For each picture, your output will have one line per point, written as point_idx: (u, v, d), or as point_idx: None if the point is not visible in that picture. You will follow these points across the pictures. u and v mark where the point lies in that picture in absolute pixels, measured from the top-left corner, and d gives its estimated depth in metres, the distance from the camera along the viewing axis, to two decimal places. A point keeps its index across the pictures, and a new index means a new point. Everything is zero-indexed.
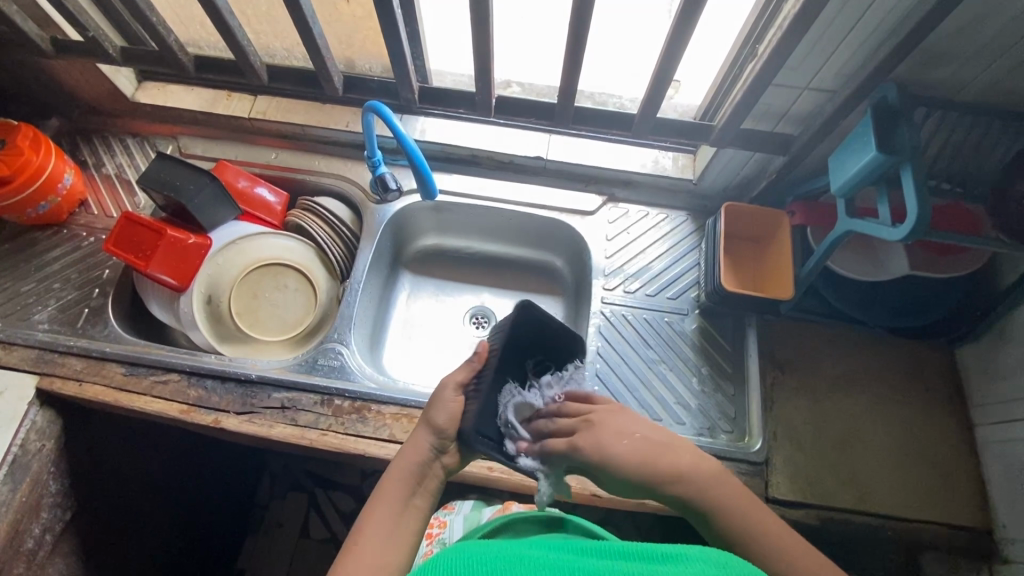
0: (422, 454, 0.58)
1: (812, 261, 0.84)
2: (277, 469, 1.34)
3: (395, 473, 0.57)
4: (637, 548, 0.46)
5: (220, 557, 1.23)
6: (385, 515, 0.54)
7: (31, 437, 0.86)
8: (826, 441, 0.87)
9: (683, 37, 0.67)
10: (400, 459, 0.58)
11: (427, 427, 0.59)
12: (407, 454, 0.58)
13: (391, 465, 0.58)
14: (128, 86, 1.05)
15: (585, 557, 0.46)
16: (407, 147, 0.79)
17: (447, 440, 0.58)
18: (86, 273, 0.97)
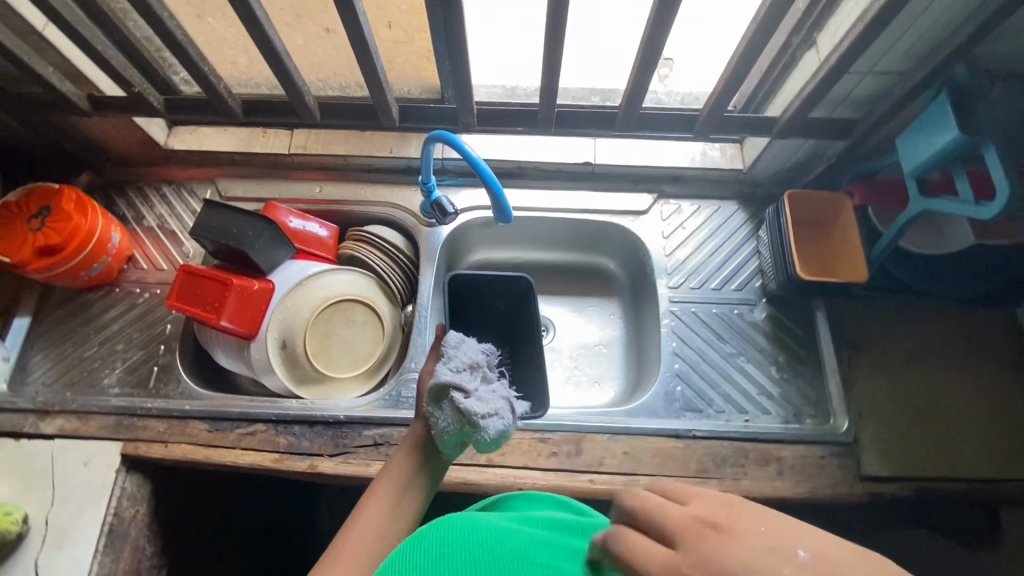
0: (411, 454, 0.61)
1: (884, 240, 0.86)
2: None
3: (388, 474, 0.60)
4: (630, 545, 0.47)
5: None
6: (383, 507, 0.57)
7: (124, 505, 0.84)
8: (909, 412, 0.89)
9: (763, 35, 0.68)
10: (393, 462, 0.61)
11: (419, 424, 0.62)
12: (400, 458, 0.61)
13: (381, 469, 0.60)
14: (160, 134, 1.03)
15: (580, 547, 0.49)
16: (482, 170, 0.80)
17: (439, 442, 0.59)
18: (149, 330, 0.96)
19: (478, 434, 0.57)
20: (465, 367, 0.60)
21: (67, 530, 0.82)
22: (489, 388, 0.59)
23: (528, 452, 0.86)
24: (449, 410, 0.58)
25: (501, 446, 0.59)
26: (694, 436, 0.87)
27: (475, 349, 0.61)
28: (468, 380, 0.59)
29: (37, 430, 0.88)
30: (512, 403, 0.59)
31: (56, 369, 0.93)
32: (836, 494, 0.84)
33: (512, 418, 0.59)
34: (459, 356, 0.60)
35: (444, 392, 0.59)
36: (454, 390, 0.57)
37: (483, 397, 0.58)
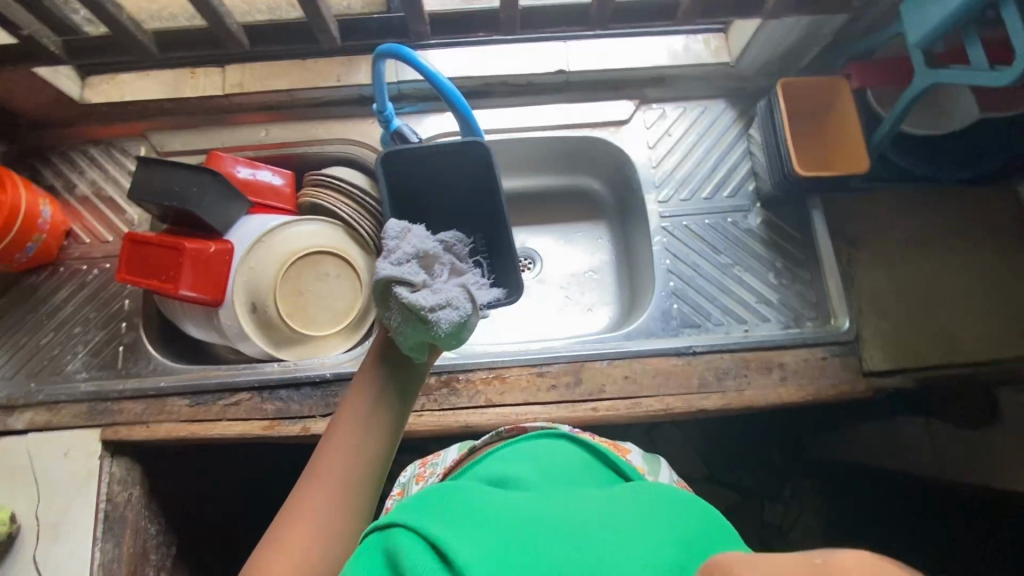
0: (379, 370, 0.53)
1: (885, 125, 0.80)
2: None
3: (355, 395, 0.53)
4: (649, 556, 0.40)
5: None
6: (357, 422, 0.52)
7: (115, 489, 0.81)
8: (909, 304, 0.87)
9: None
10: (358, 383, 0.53)
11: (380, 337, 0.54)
12: (365, 376, 0.53)
13: (348, 389, 0.54)
14: (73, 89, 0.90)
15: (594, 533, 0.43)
16: (443, 88, 0.72)
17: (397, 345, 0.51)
18: (105, 308, 0.89)
19: (431, 332, 0.48)
20: (410, 258, 0.49)
21: (60, 521, 0.79)
22: (445, 278, 0.50)
23: (528, 388, 0.83)
24: (398, 309, 0.49)
25: (465, 341, 0.51)
26: (695, 352, 0.84)
27: (424, 238, 0.50)
28: (419, 273, 0.49)
29: (6, 426, 0.83)
30: (472, 293, 0.50)
31: (12, 361, 0.87)
32: (839, 393, 0.83)
33: (471, 307, 0.49)
34: (405, 246, 0.49)
35: (388, 290, 0.49)
36: (397, 285, 0.48)
37: (438, 288, 0.49)
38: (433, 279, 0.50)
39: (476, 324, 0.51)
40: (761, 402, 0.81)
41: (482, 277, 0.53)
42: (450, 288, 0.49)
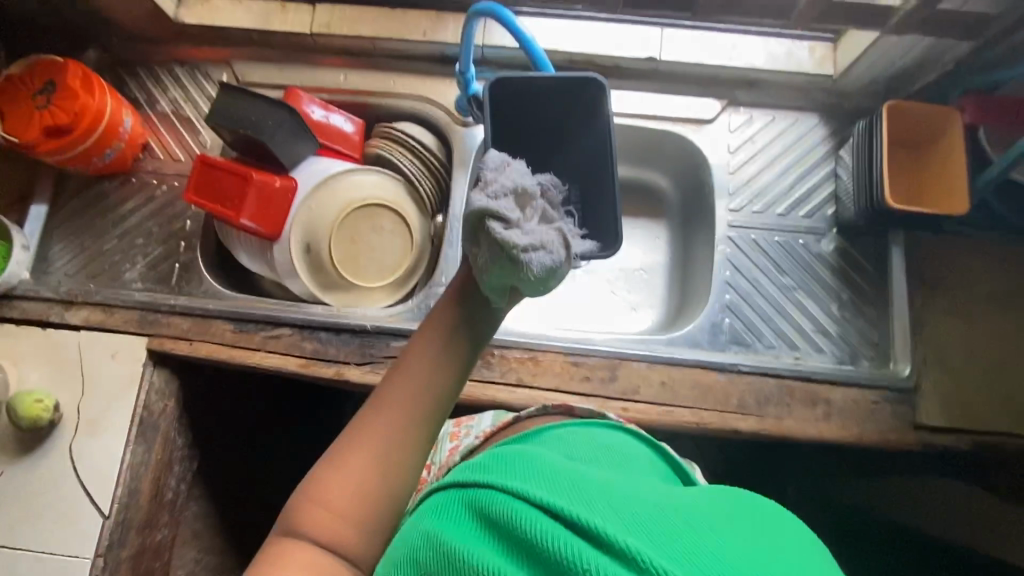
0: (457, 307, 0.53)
1: (993, 169, 0.74)
2: None
3: (428, 330, 0.53)
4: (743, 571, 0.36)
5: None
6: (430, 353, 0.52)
7: (153, 398, 0.84)
8: (980, 362, 0.81)
9: None
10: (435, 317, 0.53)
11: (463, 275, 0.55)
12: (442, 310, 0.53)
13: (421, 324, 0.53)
14: (171, 6, 0.93)
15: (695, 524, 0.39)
16: (535, 56, 0.71)
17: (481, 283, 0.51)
18: (168, 225, 0.91)
19: (519, 273, 0.48)
20: (507, 193, 0.49)
21: (99, 418, 0.82)
22: (536, 222, 0.50)
23: (561, 376, 0.82)
24: (487, 245, 0.49)
25: (550, 289, 0.51)
26: (739, 371, 0.81)
27: (521, 176, 0.50)
28: (514, 208, 0.49)
29: (62, 320, 0.86)
30: (567, 238, 0.50)
31: (76, 260, 0.90)
32: (885, 441, 0.78)
33: (564, 254, 0.50)
34: (503, 181, 0.50)
35: (481, 223, 0.49)
36: (492, 219, 0.48)
37: (530, 228, 0.49)
38: (525, 217, 0.49)
39: (564, 272, 0.51)
40: (800, 434, 0.78)
41: (572, 227, 0.53)
42: (543, 228, 0.49)
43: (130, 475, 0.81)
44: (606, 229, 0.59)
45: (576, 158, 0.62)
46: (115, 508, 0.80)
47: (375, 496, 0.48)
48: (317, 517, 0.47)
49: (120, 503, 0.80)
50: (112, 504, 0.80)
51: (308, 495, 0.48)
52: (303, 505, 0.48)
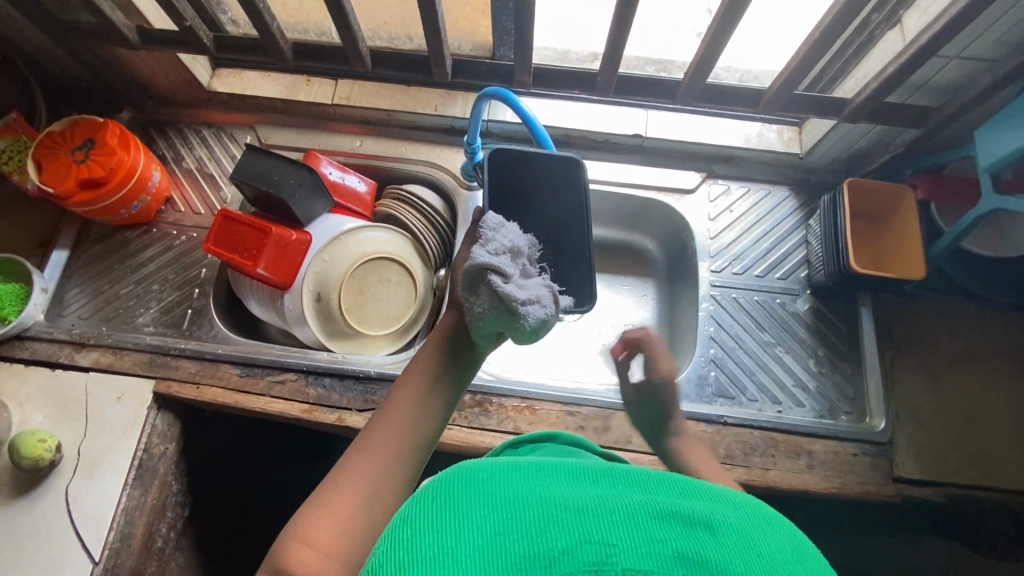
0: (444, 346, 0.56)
1: (945, 239, 0.83)
2: None
3: (417, 368, 0.56)
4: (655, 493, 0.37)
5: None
6: (412, 397, 0.54)
7: (154, 441, 0.85)
8: (948, 417, 0.86)
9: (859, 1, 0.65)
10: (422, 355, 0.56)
11: (445, 325, 0.58)
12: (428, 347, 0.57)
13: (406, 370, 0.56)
14: (204, 75, 1.01)
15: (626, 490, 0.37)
16: (536, 131, 0.78)
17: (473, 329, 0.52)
18: (184, 273, 0.96)
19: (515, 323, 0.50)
20: (505, 252, 0.51)
21: (97, 460, 0.83)
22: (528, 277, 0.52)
23: (556, 424, 0.85)
24: (487, 297, 0.50)
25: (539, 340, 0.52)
26: (725, 421, 0.85)
27: (516, 235, 0.53)
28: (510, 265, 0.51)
29: (72, 361, 0.89)
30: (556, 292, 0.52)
31: (91, 304, 0.94)
32: (865, 493, 0.82)
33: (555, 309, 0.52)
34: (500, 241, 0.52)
35: (480, 276, 0.50)
36: (493, 273, 0.49)
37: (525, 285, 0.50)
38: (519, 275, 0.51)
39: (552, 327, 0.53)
40: (784, 485, 0.81)
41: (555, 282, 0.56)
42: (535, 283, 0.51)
43: (124, 520, 0.81)
44: (581, 283, 0.65)
45: (557, 222, 0.66)
46: (105, 554, 0.79)
47: (362, 537, 0.46)
48: (302, 560, 0.44)
49: (111, 549, 0.79)
50: (102, 549, 0.79)
51: (293, 535, 0.45)
52: (290, 542, 0.45)
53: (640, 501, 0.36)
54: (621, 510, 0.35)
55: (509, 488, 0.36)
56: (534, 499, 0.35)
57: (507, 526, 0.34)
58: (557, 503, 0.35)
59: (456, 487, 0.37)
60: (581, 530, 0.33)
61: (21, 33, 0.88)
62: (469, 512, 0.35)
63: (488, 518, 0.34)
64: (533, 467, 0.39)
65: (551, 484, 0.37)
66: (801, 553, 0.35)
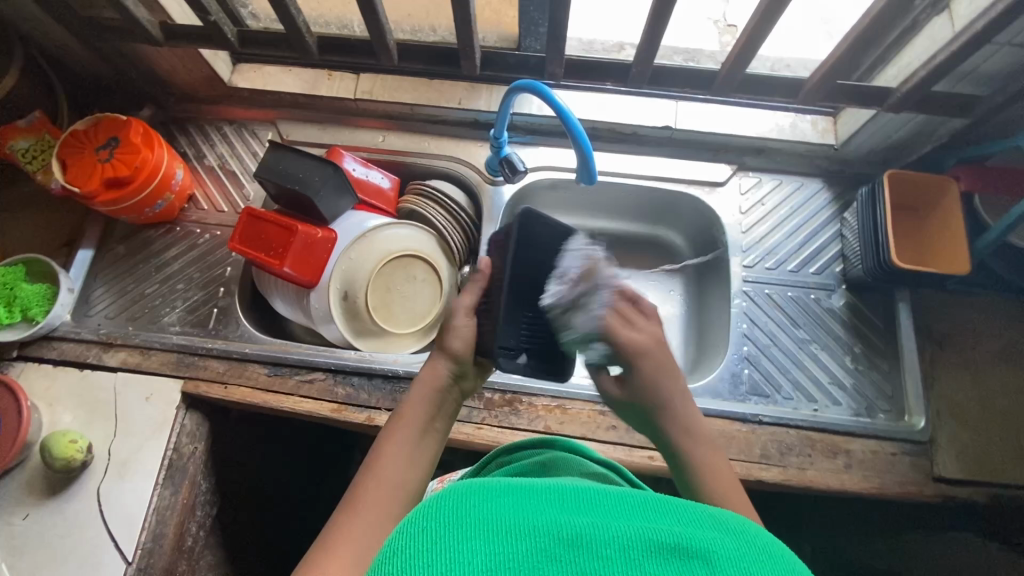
0: (437, 387, 0.64)
1: (990, 232, 0.80)
2: None
3: (409, 410, 0.62)
4: (649, 526, 0.38)
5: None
6: (405, 433, 0.60)
7: (183, 441, 0.85)
8: (990, 416, 0.84)
9: None
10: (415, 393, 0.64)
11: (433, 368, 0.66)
12: (427, 369, 0.66)
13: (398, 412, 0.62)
14: (225, 70, 1.00)
15: (615, 519, 0.39)
16: (571, 126, 0.74)
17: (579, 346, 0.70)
18: (208, 271, 0.96)
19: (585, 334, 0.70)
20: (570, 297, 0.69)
21: (128, 460, 0.83)
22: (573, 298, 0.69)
23: (588, 423, 0.84)
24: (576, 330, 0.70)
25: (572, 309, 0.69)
26: (761, 421, 0.83)
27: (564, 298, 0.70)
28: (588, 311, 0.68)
29: (99, 361, 0.89)
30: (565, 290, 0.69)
31: (116, 303, 0.94)
32: (905, 493, 0.80)
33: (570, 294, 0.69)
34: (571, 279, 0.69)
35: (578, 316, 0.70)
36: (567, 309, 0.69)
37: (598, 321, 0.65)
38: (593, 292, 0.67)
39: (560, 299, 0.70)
40: (822, 485, 0.80)
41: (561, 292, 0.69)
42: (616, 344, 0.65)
43: (156, 520, 0.81)
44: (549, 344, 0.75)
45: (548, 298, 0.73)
46: (138, 554, 0.79)
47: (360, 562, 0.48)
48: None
49: (144, 549, 0.79)
50: (135, 550, 0.79)
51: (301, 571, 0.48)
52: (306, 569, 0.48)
53: (633, 533, 0.37)
54: (611, 543, 0.36)
55: (498, 523, 0.37)
56: (525, 528, 0.37)
57: (498, 562, 0.35)
58: (548, 536, 0.37)
59: (449, 515, 0.38)
60: (573, 567, 0.35)
61: (41, 29, 0.87)
62: (458, 546, 0.36)
63: (479, 555, 0.35)
64: (523, 495, 0.41)
65: (540, 514, 0.38)
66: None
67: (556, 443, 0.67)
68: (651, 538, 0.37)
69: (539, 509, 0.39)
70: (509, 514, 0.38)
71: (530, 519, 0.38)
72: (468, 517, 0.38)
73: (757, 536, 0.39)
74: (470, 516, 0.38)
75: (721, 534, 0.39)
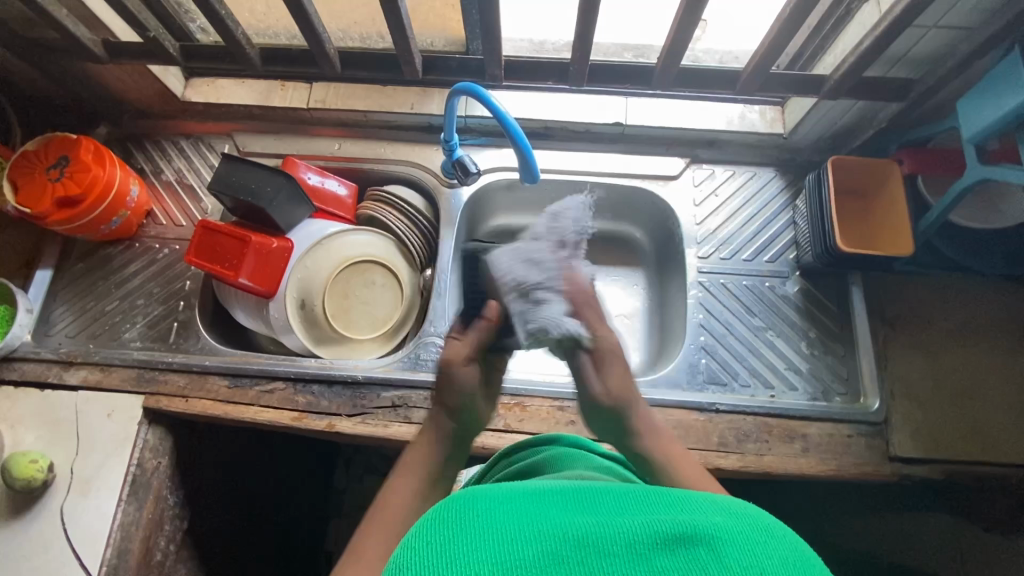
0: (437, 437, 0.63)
1: (933, 213, 0.81)
2: (348, 453, 1.29)
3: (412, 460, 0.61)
4: (654, 519, 0.39)
5: (311, 545, 1.21)
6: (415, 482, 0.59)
7: (146, 456, 0.85)
8: (944, 395, 0.85)
9: None
10: (419, 441, 0.63)
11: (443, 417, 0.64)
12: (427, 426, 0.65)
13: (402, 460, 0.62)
14: (177, 85, 1.00)
15: (618, 517, 0.39)
16: (509, 127, 0.75)
17: None
18: (168, 286, 0.96)
19: None
20: None
21: (90, 477, 0.83)
22: None
23: (548, 420, 0.84)
24: None
25: None
26: (718, 409, 0.84)
27: None
28: None
29: (60, 380, 0.89)
30: None
31: (76, 321, 0.94)
32: (862, 473, 0.81)
33: None
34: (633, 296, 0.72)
35: None
36: None
37: None
38: None
39: None
40: (780, 470, 0.80)
41: None
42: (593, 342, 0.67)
43: (121, 536, 0.81)
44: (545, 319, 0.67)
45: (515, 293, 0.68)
46: (103, 571, 0.79)
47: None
48: None
49: (109, 564, 0.79)
50: (100, 566, 0.79)
51: None
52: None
53: (637, 527, 0.38)
54: (617, 540, 0.37)
55: (502, 530, 0.38)
56: (532, 532, 0.37)
57: (504, 562, 0.35)
58: (553, 539, 0.37)
59: (454, 525, 0.38)
60: (581, 566, 0.35)
61: None
62: (465, 551, 0.36)
63: (486, 562, 0.35)
64: (527, 501, 0.41)
65: (548, 519, 0.39)
66: (805, 562, 0.37)
67: (560, 441, 0.65)
68: (659, 530, 0.37)
69: (545, 513, 0.40)
70: (513, 521, 0.38)
71: (535, 523, 0.38)
72: (472, 527, 0.38)
73: (763, 515, 0.40)
74: (475, 527, 0.38)
75: (726, 516, 0.39)
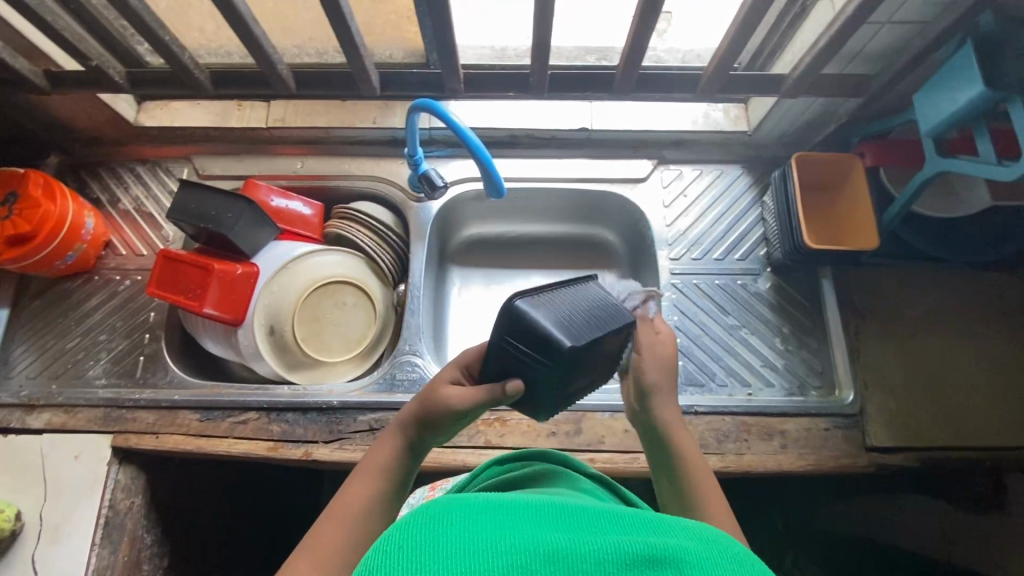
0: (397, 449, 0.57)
1: (895, 207, 0.82)
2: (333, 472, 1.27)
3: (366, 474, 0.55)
4: (634, 538, 0.35)
5: None
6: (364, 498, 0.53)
7: (118, 496, 0.83)
8: (916, 383, 0.86)
9: None
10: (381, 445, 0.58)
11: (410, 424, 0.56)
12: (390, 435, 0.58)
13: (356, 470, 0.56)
14: (130, 111, 0.99)
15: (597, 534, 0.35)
16: (469, 141, 0.74)
17: None
18: (132, 319, 0.93)
19: None
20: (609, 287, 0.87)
21: (60, 523, 0.81)
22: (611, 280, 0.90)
23: (528, 433, 0.84)
24: None
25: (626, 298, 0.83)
26: (696, 411, 0.84)
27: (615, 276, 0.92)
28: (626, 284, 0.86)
29: (23, 425, 0.86)
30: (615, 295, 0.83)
31: (37, 362, 0.91)
32: (840, 466, 0.82)
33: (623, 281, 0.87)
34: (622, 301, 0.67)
35: None
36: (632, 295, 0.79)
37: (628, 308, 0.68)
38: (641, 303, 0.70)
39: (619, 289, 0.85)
40: (761, 468, 0.81)
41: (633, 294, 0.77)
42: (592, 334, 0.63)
43: None
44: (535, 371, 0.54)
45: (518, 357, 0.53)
46: None
47: None
48: None
49: None
50: None
51: None
52: None
53: (617, 546, 0.34)
54: (591, 557, 0.33)
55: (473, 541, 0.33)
56: (502, 546, 0.33)
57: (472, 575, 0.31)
58: (528, 552, 0.33)
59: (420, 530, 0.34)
60: None
61: None
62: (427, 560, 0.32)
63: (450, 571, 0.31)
64: (501, 511, 0.37)
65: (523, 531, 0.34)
66: None
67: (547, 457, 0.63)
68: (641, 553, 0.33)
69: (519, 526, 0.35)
70: (482, 532, 0.34)
71: (505, 535, 0.34)
72: (439, 537, 0.33)
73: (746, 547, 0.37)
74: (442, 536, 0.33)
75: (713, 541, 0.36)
